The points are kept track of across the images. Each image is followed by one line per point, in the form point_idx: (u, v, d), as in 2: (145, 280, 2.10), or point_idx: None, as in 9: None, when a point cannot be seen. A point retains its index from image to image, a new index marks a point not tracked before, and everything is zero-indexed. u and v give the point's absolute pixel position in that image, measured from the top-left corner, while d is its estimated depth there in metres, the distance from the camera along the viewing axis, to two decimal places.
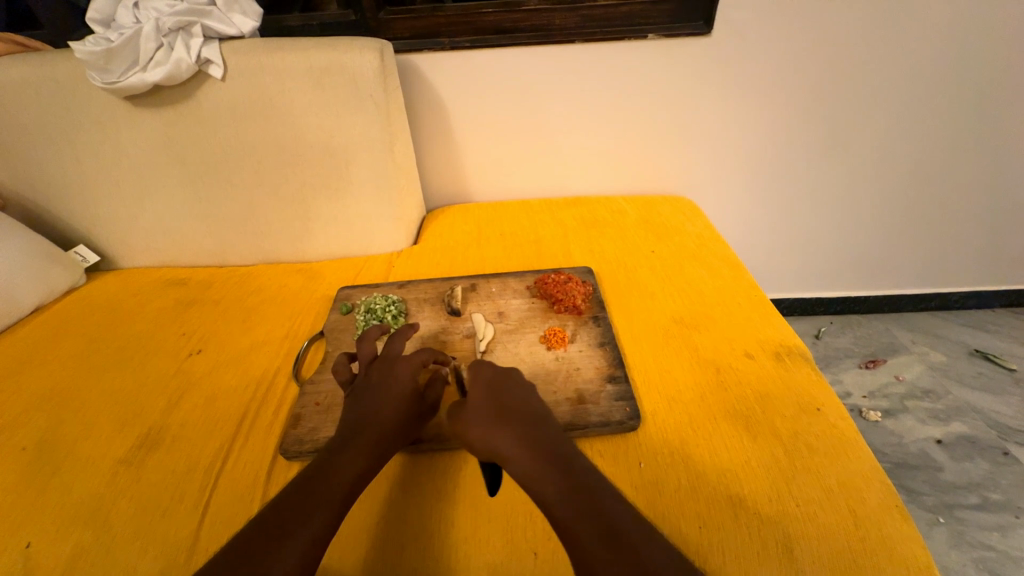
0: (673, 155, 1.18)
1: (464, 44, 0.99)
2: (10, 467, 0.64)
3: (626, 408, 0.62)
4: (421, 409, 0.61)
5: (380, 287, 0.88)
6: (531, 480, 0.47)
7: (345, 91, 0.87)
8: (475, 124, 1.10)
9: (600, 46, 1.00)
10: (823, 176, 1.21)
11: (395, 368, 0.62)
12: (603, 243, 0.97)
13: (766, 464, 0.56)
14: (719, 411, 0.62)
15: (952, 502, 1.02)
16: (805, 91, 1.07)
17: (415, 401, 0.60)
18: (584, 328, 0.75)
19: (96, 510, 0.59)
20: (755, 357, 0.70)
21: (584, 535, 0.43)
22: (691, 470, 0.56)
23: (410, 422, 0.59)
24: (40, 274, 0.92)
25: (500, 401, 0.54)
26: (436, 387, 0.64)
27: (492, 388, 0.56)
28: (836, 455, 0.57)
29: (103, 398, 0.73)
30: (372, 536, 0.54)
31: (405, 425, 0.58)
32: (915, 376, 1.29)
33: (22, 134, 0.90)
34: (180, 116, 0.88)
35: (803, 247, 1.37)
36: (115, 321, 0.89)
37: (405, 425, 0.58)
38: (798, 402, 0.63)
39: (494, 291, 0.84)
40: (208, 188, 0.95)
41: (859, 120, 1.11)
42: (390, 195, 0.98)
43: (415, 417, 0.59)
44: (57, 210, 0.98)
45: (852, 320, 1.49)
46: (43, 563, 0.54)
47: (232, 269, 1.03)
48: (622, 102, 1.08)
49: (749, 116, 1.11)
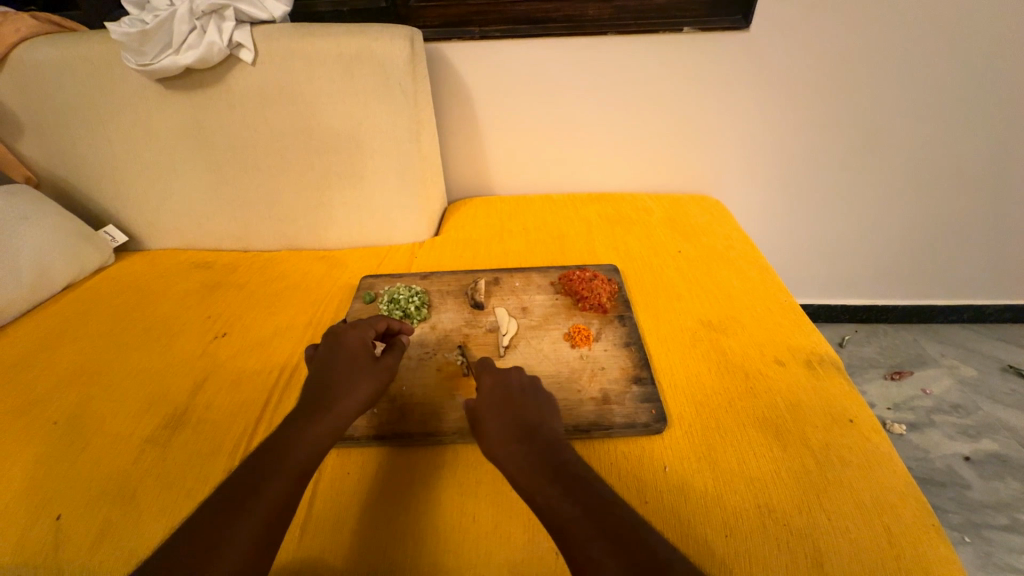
0: (701, 154, 1.15)
1: (495, 34, 0.97)
2: (43, 439, 0.66)
3: (652, 410, 0.61)
4: (380, 375, 0.60)
5: (403, 278, 0.88)
6: (525, 487, 0.46)
7: (374, 78, 0.87)
8: (501, 116, 1.09)
9: (633, 39, 0.98)
10: (859, 180, 1.17)
11: (352, 337, 0.61)
12: (627, 240, 0.95)
13: (795, 474, 0.55)
14: (747, 419, 0.60)
15: (979, 522, 0.98)
16: (846, 91, 1.03)
17: (374, 369, 0.59)
18: (609, 327, 0.73)
19: (123, 487, 0.60)
20: (786, 364, 0.68)
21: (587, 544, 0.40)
22: (718, 478, 0.55)
23: (372, 390, 0.58)
24: (73, 253, 0.94)
25: (507, 410, 0.53)
26: (395, 352, 0.63)
27: (497, 399, 0.54)
28: (870, 469, 0.55)
29: (131, 377, 0.74)
30: (395, 527, 0.54)
31: (369, 396, 0.57)
32: (943, 390, 1.25)
33: (55, 113, 0.91)
34: (210, 99, 0.88)
35: (830, 252, 1.33)
36: (142, 301, 0.90)
37: (369, 396, 0.58)
38: (830, 413, 0.61)
39: (517, 285, 0.83)
40: (236, 173, 0.96)
41: (901, 122, 1.07)
42: (414, 185, 0.97)
43: (377, 385, 0.59)
44: (90, 190, 1.00)
45: (878, 329, 1.45)
46: (73, 536, 0.55)
47: (256, 254, 1.03)
48: (652, 97, 1.05)
49: (781, 115, 1.07)
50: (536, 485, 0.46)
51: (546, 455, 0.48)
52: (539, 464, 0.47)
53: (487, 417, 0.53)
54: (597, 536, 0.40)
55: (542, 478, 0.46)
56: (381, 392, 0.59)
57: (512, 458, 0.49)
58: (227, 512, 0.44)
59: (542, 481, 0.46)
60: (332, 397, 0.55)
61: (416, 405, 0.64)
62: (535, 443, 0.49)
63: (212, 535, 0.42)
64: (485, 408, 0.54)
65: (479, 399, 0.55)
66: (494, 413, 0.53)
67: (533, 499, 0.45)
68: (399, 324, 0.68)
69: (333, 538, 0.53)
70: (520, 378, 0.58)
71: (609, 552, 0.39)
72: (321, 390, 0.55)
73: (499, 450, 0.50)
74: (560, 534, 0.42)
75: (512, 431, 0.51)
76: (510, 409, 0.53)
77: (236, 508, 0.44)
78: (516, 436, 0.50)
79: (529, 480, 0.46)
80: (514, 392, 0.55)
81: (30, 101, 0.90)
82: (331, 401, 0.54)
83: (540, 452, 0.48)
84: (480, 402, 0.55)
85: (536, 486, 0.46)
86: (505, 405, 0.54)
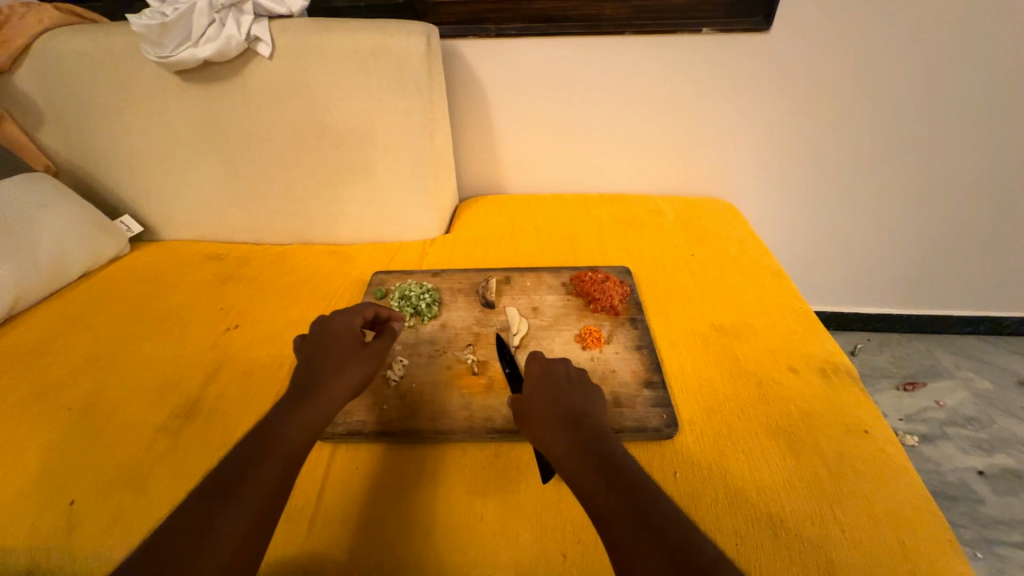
0: (715, 156, 1.13)
1: (511, 32, 0.97)
2: (58, 425, 0.67)
3: (663, 415, 0.60)
4: (369, 361, 0.61)
5: (414, 275, 0.88)
6: (572, 475, 0.46)
7: (391, 75, 0.87)
8: (515, 115, 1.08)
9: (651, 38, 0.97)
10: (876, 186, 1.15)
11: (340, 325, 0.62)
12: (639, 242, 0.95)
13: (810, 484, 0.54)
14: (761, 426, 0.60)
15: (992, 538, 0.97)
16: (866, 95, 1.01)
17: (362, 355, 0.61)
18: (621, 330, 0.73)
19: (135, 474, 0.60)
20: (800, 371, 0.67)
21: (620, 535, 0.40)
22: (729, 486, 0.54)
23: (362, 375, 0.59)
24: (90, 242, 0.95)
25: (552, 400, 0.53)
26: (383, 338, 0.64)
27: (543, 387, 0.55)
28: (884, 481, 0.54)
29: (144, 366, 0.75)
30: (403, 523, 0.54)
31: (355, 379, 0.59)
32: (958, 403, 1.23)
33: (74, 103, 0.92)
34: (227, 92, 0.89)
35: (845, 259, 1.31)
36: (156, 292, 0.91)
37: (359, 381, 0.59)
38: (844, 423, 0.60)
39: (529, 285, 0.82)
40: (251, 167, 0.96)
41: (922, 128, 1.05)
42: (427, 182, 0.98)
43: (367, 370, 0.60)
44: (107, 180, 1.02)
45: (891, 339, 1.42)
46: (86, 521, 0.56)
47: (267, 248, 1.04)
48: (668, 99, 1.04)
49: (798, 119, 1.06)
50: (582, 473, 0.45)
51: (590, 445, 0.47)
52: (583, 454, 0.46)
53: (535, 403, 0.53)
54: (635, 527, 0.39)
55: (589, 467, 0.45)
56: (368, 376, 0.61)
57: (556, 445, 0.48)
58: (241, 504, 0.44)
59: (588, 468, 0.45)
60: (321, 382, 0.56)
61: (425, 402, 0.64)
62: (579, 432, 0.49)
63: (223, 526, 0.42)
64: (534, 396, 0.54)
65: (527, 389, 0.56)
66: (540, 403, 0.53)
67: (579, 486, 0.44)
68: (388, 311, 0.69)
69: (340, 533, 0.53)
70: (569, 370, 0.57)
71: (655, 549, 0.37)
72: (311, 376, 0.56)
73: (544, 437, 0.50)
74: (606, 527, 0.41)
75: (558, 420, 0.51)
76: (555, 396, 0.53)
77: (253, 507, 0.45)
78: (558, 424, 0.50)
79: (577, 469, 0.46)
80: (563, 382, 0.55)
81: (51, 90, 0.91)
82: (321, 386, 0.56)
83: (582, 442, 0.48)
84: (528, 390, 0.55)
85: (582, 474, 0.45)
86: (552, 393, 0.54)
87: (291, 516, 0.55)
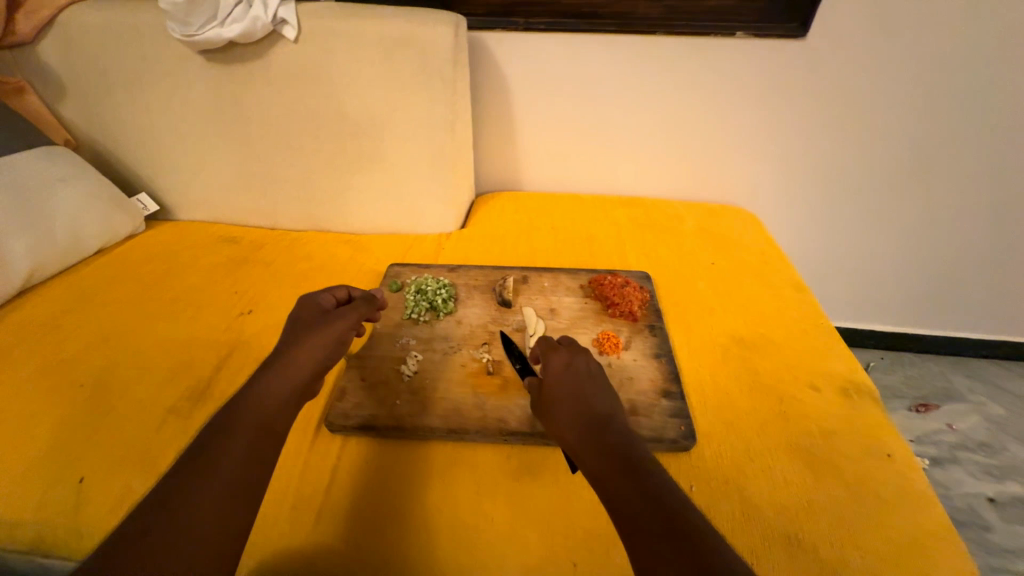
0: (738, 164, 1.11)
1: (540, 26, 0.95)
2: (69, 401, 0.67)
3: (680, 426, 0.59)
4: (325, 335, 0.63)
5: (430, 269, 0.87)
6: (590, 467, 0.46)
7: (415, 65, 0.86)
8: (538, 111, 1.07)
9: (683, 40, 0.95)
10: (901, 203, 1.13)
11: (308, 300, 0.68)
12: (659, 248, 0.93)
13: (829, 504, 0.53)
14: (779, 442, 0.59)
15: (999, 566, 0.95)
16: (900, 111, 0.99)
17: (320, 328, 0.63)
18: (639, 336, 0.72)
19: (145, 455, 0.60)
20: (820, 390, 0.65)
21: (640, 531, 0.39)
22: (746, 502, 0.53)
23: (312, 344, 0.61)
24: (106, 218, 0.94)
25: (571, 393, 0.54)
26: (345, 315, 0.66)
27: (568, 377, 0.56)
28: (905, 506, 0.53)
29: (156, 346, 0.75)
30: (411, 519, 0.53)
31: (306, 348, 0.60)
32: (969, 427, 1.21)
33: (97, 77, 0.92)
34: (250, 74, 0.88)
35: (863, 274, 1.28)
36: (170, 272, 0.91)
37: (326, 341, 0.62)
38: (865, 444, 0.59)
39: (546, 285, 0.81)
40: (270, 151, 0.96)
41: (951, 147, 1.03)
42: (446, 175, 0.97)
43: (334, 334, 0.63)
44: (126, 157, 1.01)
45: (904, 358, 1.40)
46: (95, 499, 0.56)
47: (282, 233, 1.03)
48: (695, 105, 1.03)
49: (826, 130, 1.04)
50: (603, 466, 0.45)
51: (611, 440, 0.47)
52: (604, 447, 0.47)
53: (560, 394, 0.54)
54: (655, 524, 0.39)
55: (610, 461, 0.45)
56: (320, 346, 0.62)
57: (577, 437, 0.49)
58: None
59: (608, 463, 0.45)
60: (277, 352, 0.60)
61: (439, 400, 0.63)
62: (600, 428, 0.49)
63: None
64: (558, 388, 0.55)
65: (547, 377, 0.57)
66: (561, 394, 0.54)
67: (600, 479, 0.44)
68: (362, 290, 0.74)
69: (348, 526, 0.53)
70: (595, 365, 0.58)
71: (676, 549, 0.37)
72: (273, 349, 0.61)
73: (563, 428, 0.51)
74: (623, 519, 0.40)
75: (578, 413, 0.51)
76: (578, 389, 0.54)
77: None
78: (576, 416, 0.51)
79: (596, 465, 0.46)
80: (589, 375, 0.56)
81: (75, 63, 0.91)
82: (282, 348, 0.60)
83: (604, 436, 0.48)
84: (553, 380, 0.56)
85: (602, 466, 0.45)
86: (576, 385, 0.55)
87: (299, 506, 0.54)
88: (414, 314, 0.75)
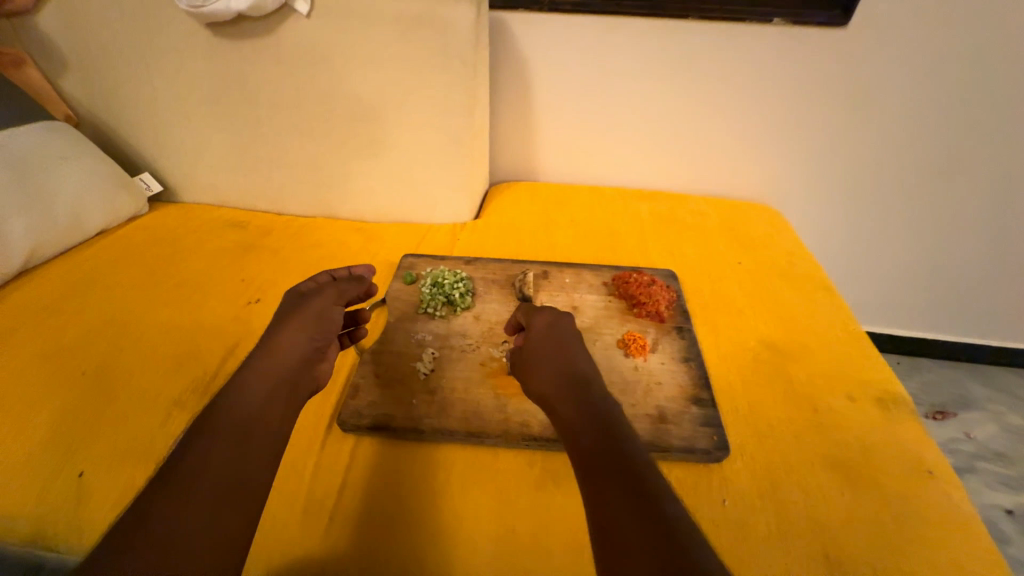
0: (764, 160, 1.07)
1: (564, 7, 0.90)
2: (69, 389, 0.64)
3: (713, 436, 0.56)
4: (304, 318, 0.61)
5: (446, 261, 0.83)
6: (568, 428, 0.48)
7: (433, 44, 0.81)
8: (558, 98, 1.02)
9: (716, 26, 0.90)
10: (934, 205, 1.08)
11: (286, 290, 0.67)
12: (683, 245, 0.90)
13: (867, 522, 0.50)
14: (814, 455, 0.56)
15: None
16: (941, 106, 0.94)
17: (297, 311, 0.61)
18: (666, 339, 0.69)
19: (148, 449, 0.58)
20: (857, 400, 0.62)
21: (604, 489, 0.40)
22: (782, 519, 0.50)
23: (291, 328, 0.59)
24: (109, 199, 0.91)
25: (555, 358, 0.55)
26: (321, 296, 0.64)
27: (549, 340, 0.57)
28: (950, 528, 0.50)
29: (160, 334, 0.72)
30: (428, 527, 0.50)
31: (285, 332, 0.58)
32: (989, 436, 1.18)
33: (100, 50, 0.87)
34: (259, 50, 0.84)
35: (887, 277, 1.23)
36: (174, 256, 0.88)
37: (308, 321, 0.60)
38: (905, 459, 0.56)
39: (568, 281, 0.78)
40: (278, 132, 0.91)
41: (990, 146, 0.98)
42: (461, 162, 0.92)
43: (317, 310, 0.62)
44: (129, 135, 0.97)
45: (922, 363, 1.35)
46: (97, 494, 0.54)
47: (291, 219, 1.00)
48: (723, 96, 0.98)
49: (858, 125, 0.99)
50: (579, 427, 0.47)
51: (590, 404, 0.49)
52: (583, 409, 0.48)
53: (542, 351, 0.56)
54: (619, 482, 0.40)
55: (587, 423, 0.47)
56: (298, 326, 0.59)
57: (557, 398, 0.51)
58: None
59: (584, 425, 0.46)
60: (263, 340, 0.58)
61: (457, 400, 0.60)
62: (578, 383, 0.51)
63: None
64: (541, 347, 0.57)
65: (534, 341, 0.58)
66: (545, 358, 0.55)
67: (575, 439, 0.46)
68: (344, 269, 0.72)
69: (361, 533, 0.50)
70: (574, 325, 0.60)
71: (635, 509, 0.38)
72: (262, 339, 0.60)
73: (544, 389, 0.53)
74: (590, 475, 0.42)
75: (560, 377, 0.52)
76: (561, 349, 0.56)
77: None
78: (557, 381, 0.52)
79: (568, 416, 0.49)
80: (568, 335, 0.58)
81: (76, 34, 0.86)
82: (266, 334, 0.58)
83: (586, 400, 0.49)
84: (533, 340, 0.58)
85: (579, 428, 0.47)
86: (556, 343, 0.57)
87: (310, 510, 0.52)
88: (430, 309, 0.72)
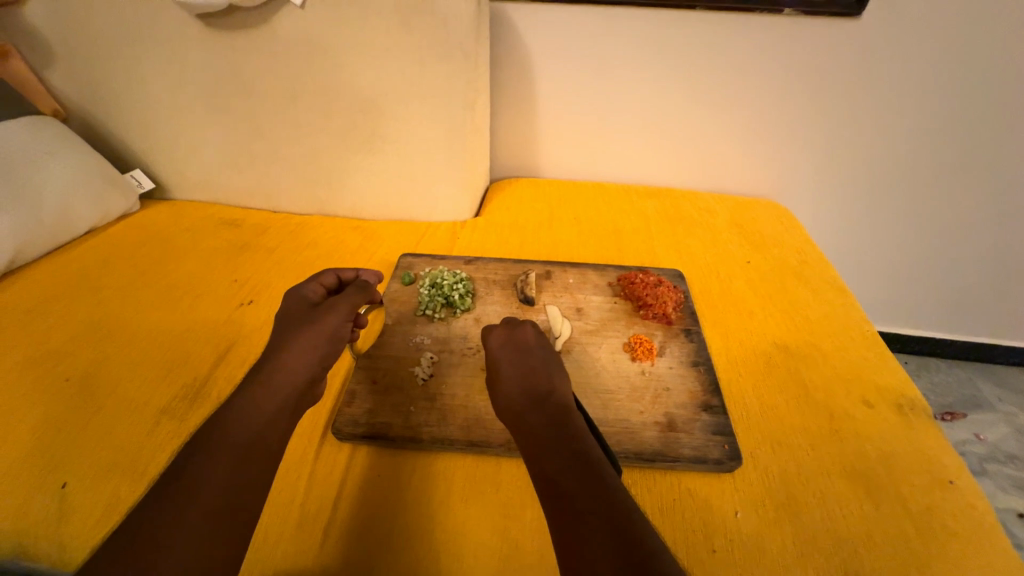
0: (772, 155, 1.04)
1: None
2: (53, 397, 0.61)
3: (724, 445, 0.54)
4: (315, 337, 0.56)
5: (445, 260, 0.81)
6: (534, 448, 0.44)
7: (430, 35, 0.77)
8: (562, 93, 0.99)
9: (725, 17, 0.86)
10: (945, 203, 1.05)
11: (293, 294, 0.63)
12: (690, 244, 0.87)
13: (891, 538, 0.48)
14: (832, 465, 0.53)
15: None
16: (957, 101, 0.91)
17: (307, 328, 0.56)
18: (674, 342, 0.66)
19: (134, 460, 0.55)
20: (875, 406, 0.60)
21: (572, 515, 0.37)
22: (799, 533, 0.48)
23: (303, 350, 0.54)
24: (98, 198, 0.88)
25: (522, 372, 0.51)
26: (334, 310, 0.59)
27: (515, 352, 0.54)
28: (976, 541, 0.48)
29: (150, 338, 0.69)
30: (425, 542, 0.48)
31: (295, 354, 0.54)
32: (999, 438, 1.15)
33: (87, 41, 0.84)
34: (252, 42, 0.81)
35: (896, 276, 1.21)
36: (166, 256, 0.85)
37: (318, 342, 0.56)
38: (927, 468, 0.54)
39: (571, 282, 0.75)
40: (273, 128, 0.89)
41: (1008, 143, 0.94)
42: (462, 158, 0.89)
43: (329, 328, 0.58)
44: (120, 131, 0.95)
45: (930, 363, 1.33)
46: (79, 507, 0.52)
47: (286, 217, 0.97)
48: (732, 90, 0.95)
49: (869, 120, 0.96)
50: (547, 447, 0.43)
51: (557, 423, 0.45)
52: (548, 428, 0.45)
53: (506, 369, 0.52)
54: (586, 508, 0.37)
55: (551, 445, 0.43)
56: (309, 348, 0.55)
57: (523, 416, 0.47)
58: None
59: (550, 447, 0.43)
60: (268, 358, 0.53)
61: (458, 407, 0.58)
62: (546, 401, 0.48)
63: None
64: (509, 361, 0.53)
65: (501, 355, 0.54)
66: (511, 371, 0.52)
67: (540, 461, 0.42)
68: (351, 271, 0.70)
69: (354, 548, 0.48)
70: (532, 334, 0.56)
71: (606, 538, 0.35)
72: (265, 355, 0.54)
73: (509, 405, 0.49)
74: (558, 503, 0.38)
75: (528, 395, 0.49)
76: (528, 365, 0.52)
77: None
78: (526, 398, 0.48)
79: (537, 447, 0.44)
80: (528, 347, 0.54)
81: (62, 26, 0.83)
82: (269, 348, 0.55)
83: (552, 419, 0.46)
84: (498, 355, 0.54)
85: (546, 449, 0.43)
86: (520, 358, 0.53)
87: (304, 524, 0.49)
88: (428, 311, 0.70)
